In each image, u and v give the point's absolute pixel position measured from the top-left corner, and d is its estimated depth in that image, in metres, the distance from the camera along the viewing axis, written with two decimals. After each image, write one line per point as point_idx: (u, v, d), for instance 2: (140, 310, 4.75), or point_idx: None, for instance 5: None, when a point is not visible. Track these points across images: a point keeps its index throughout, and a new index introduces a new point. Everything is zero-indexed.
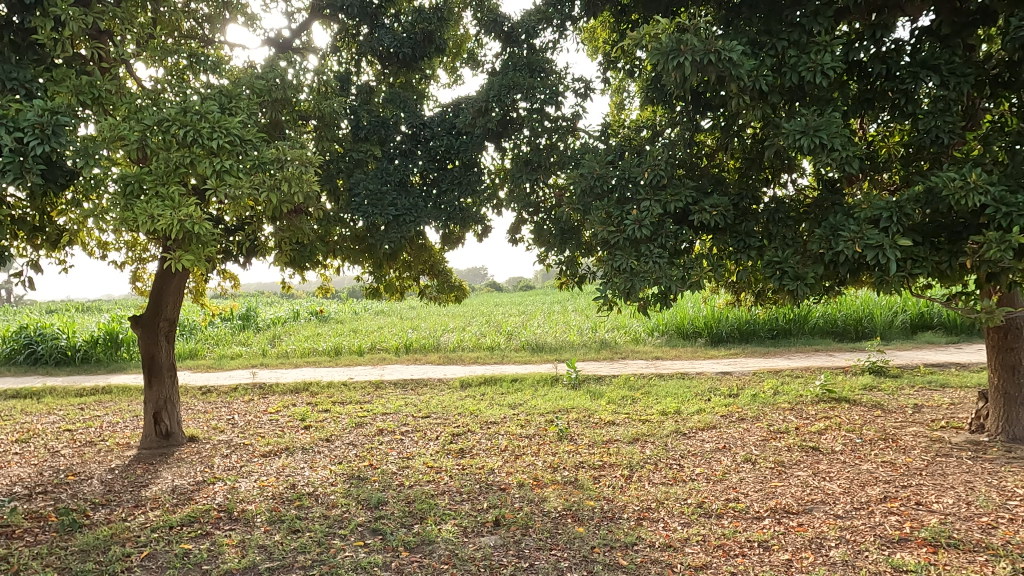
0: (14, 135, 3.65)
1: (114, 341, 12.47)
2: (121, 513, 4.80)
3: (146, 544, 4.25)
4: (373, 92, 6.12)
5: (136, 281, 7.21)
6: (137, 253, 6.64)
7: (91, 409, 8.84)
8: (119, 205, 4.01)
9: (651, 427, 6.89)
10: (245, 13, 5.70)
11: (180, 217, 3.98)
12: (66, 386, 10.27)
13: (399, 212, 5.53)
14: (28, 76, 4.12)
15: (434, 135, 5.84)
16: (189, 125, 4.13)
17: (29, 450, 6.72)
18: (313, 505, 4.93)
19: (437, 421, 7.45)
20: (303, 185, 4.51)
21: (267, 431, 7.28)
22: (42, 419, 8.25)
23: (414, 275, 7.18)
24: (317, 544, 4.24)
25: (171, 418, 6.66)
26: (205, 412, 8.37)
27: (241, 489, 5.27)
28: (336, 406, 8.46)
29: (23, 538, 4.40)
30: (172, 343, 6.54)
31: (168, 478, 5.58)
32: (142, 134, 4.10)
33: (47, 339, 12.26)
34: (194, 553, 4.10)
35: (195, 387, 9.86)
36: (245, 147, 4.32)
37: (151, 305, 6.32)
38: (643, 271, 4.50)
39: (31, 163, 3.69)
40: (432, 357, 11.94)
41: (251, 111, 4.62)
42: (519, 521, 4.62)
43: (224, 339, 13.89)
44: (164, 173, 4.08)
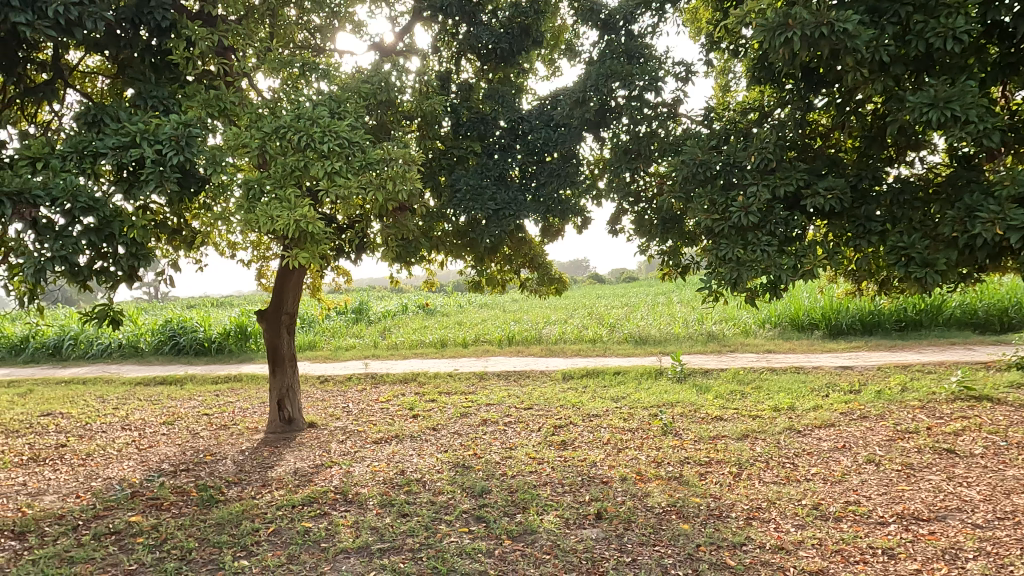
0: (154, 147, 4.02)
1: (243, 334, 13.59)
2: (251, 491, 5.21)
3: (272, 520, 4.55)
4: (472, 89, 6.24)
5: (261, 278, 7.88)
6: (260, 252, 7.27)
7: (225, 396, 9.68)
8: (244, 207, 4.32)
9: (761, 424, 6.59)
10: (352, 21, 5.98)
11: (296, 217, 4.24)
12: (204, 374, 11.32)
13: (498, 207, 5.62)
14: (165, 94, 4.49)
15: (531, 129, 5.91)
16: (303, 130, 4.41)
17: (174, 431, 7.47)
18: (420, 490, 5.12)
19: (539, 412, 7.52)
20: (406, 182, 4.71)
21: (379, 419, 7.66)
22: (184, 404, 9.13)
23: (514, 268, 7.24)
24: (425, 529, 4.37)
25: (293, 405, 7.16)
26: (322, 400, 8.92)
27: (355, 473, 5.58)
28: (442, 396, 8.74)
29: (170, 509, 4.87)
30: (292, 336, 7.01)
31: (291, 461, 6.00)
32: (261, 141, 4.40)
33: (187, 331, 13.59)
34: (314, 531, 4.33)
35: (315, 376, 10.56)
36: (352, 150, 4.58)
37: (274, 300, 6.82)
38: (750, 260, 4.29)
39: (168, 172, 4.03)
40: (534, 350, 12.06)
41: (358, 115, 4.87)
42: (621, 515, 4.57)
43: (340, 331, 14.77)
44: (281, 176, 4.38)
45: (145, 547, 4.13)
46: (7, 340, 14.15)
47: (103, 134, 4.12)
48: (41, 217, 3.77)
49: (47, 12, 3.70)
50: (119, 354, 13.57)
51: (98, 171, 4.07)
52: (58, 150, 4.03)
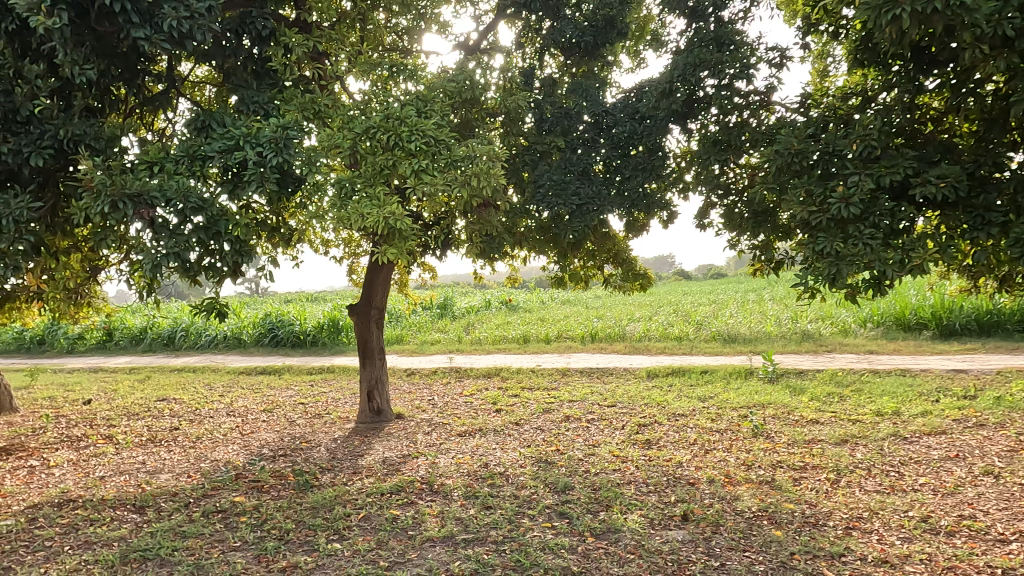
0: (256, 150, 4.26)
1: (335, 327, 14.21)
2: (343, 478, 5.44)
3: (362, 506, 4.72)
4: (556, 84, 6.21)
5: (352, 274, 8.23)
6: (351, 249, 7.63)
7: (319, 386, 10.17)
8: (337, 205, 4.48)
9: (862, 429, 6.20)
10: (438, 22, 6.10)
11: (385, 214, 4.37)
12: (300, 365, 11.93)
13: (581, 202, 5.60)
14: (265, 99, 4.73)
15: (616, 122, 5.82)
16: (391, 130, 4.56)
17: (273, 419, 7.92)
18: (504, 484, 5.17)
19: (623, 410, 7.41)
20: (490, 179, 4.77)
21: (463, 412, 7.80)
22: (282, 393, 9.65)
23: (598, 264, 7.17)
24: (508, 522, 4.40)
25: (381, 397, 7.41)
26: (409, 393, 9.19)
27: (440, 464, 5.71)
28: (525, 392, 8.79)
29: (270, 491, 5.16)
30: (381, 330, 7.26)
31: (380, 451, 6.22)
32: (353, 142, 4.56)
33: (285, 325, 14.36)
34: (402, 518, 4.46)
35: (402, 369, 10.89)
36: (438, 148, 4.68)
37: (364, 295, 7.08)
38: (851, 254, 4.03)
39: (268, 173, 4.26)
40: (617, 347, 11.90)
41: (444, 113, 4.96)
42: (709, 518, 4.43)
43: (425, 326, 15.16)
44: (371, 175, 4.53)
45: (248, 526, 4.39)
46: (128, 331, 15.44)
47: (211, 139, 4.41)
48: (157, 217, 4.07)
49: (162, 26, 3.99)
50: (224, 345, 14.52)
51: (207, 173, 4.35)
52: (172, 154, 4.33)
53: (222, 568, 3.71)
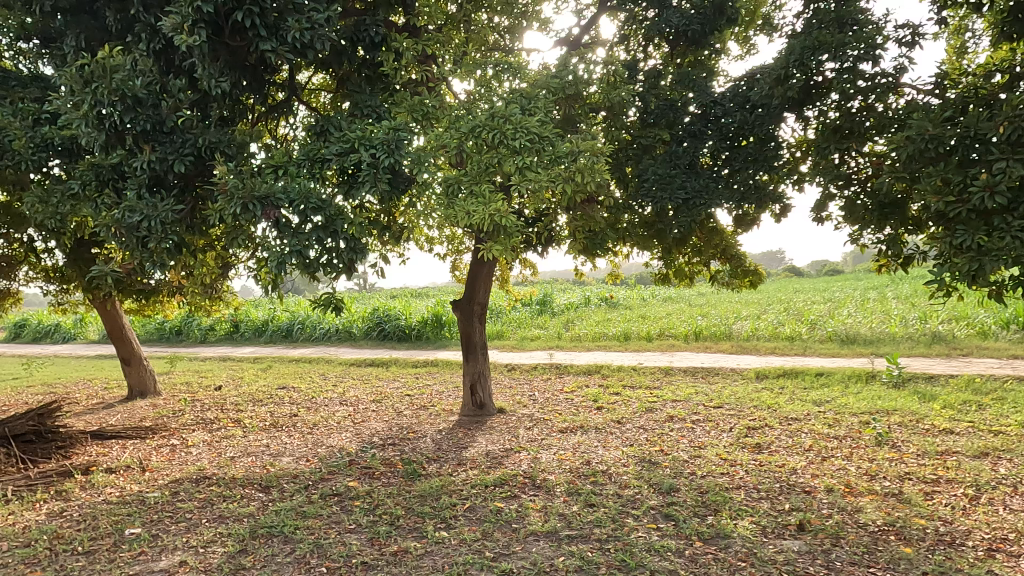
0: (370, 152, 4.45)
1: (439, 322, 14.63)
2: (448, 468, 5.60)
3: (467, 498, 4.83)
4: (660, 75, 6.00)
5: (455, 270, 8.46)
6: (454, 246, 7.86)
7: (424, 379, 10.53)
8: (444, 203, 4.61)
9: (1007, 442, 5.60)
10: (539, 19, 6.12)
11: (490, 212, 4.44)
12: (406, 358, 12.41)
13: (688, 196, 5.42)
14: (377, 103, 4.93)
15: (725, 112, 5.55)
16: (496, 128, 4.61)
17: (382, 409, 8.28)
18: (607, 482, 5.12)
19: (731, 412, 7.13)
20: (595, 174, 4.72)
21: (564, 409, 7.81)
22: (390, 385, 10.08)
23: (704, 260, 6.93)
24: (612, 521, 4.35)
25: (484, 391, 7.55)
26: (510, 387, 9.31)
27: (542, 459, 5.74)
28: (626, 390, 8.67)
29: (381, 478, 5.40)
30: (483, 325, 7.39)
31: (483, 444, 6.34)
32: (459, 141, 4.66)
33: (392, 319, 14.97)
34: (506, 511, 4.52)
35: (503, 364, 11.06)
36: (542, 144, 4.69)
37: (467, 290, 7.23)
38: (996, 248, 3.65)
39: (381, 174, 4.44)
40: (723, 346, 11.47)
41: (547, 110, 4.97)
42: (828, 529, 4.17)
43: (525, 322, 15.31)
44: (477, 174, 4.61)
45: (361, 510, 4.61)
46: (252, 323, 16.69)
47: (330, 143, 4.66)
48: (281, 217, 4.36)
49: (286, 38, 4.24)
50: (336, 337, 15.36)
51: (325, 175, 4.60)
52: (295, 158, 4.62)
53: (339, 548, 3.92)
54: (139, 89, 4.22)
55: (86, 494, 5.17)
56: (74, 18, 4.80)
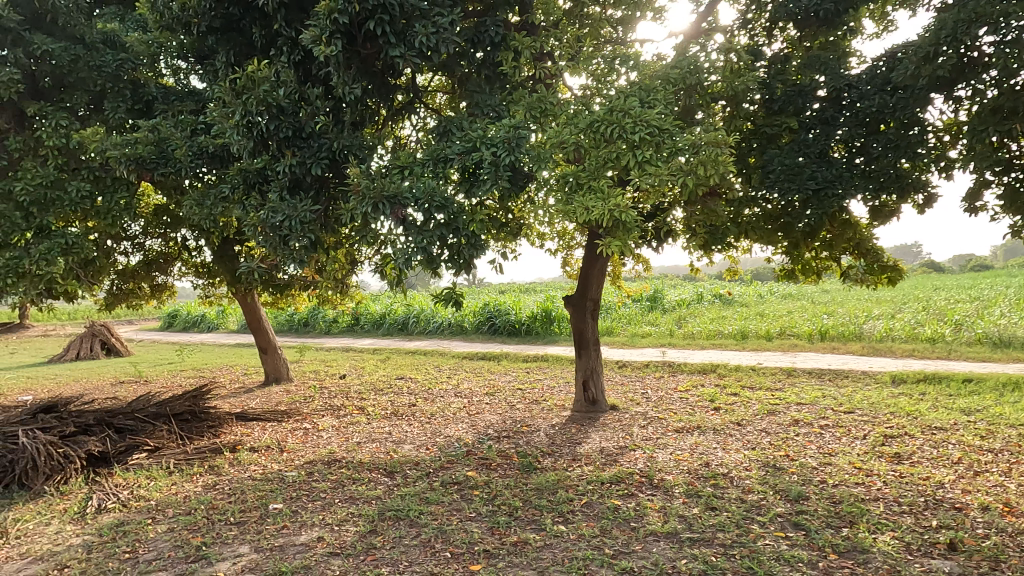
0: (491, 150, 4.54)
1: (548, 317, 14.70)
2: (563, 463, 5.63)
3: (584, 493, 4.83)
4: (788, 60, 5.73)
5: (566, 266, 8.48)
6: (565, 241, 7.88)
7: (535, 373, 10.65)
8: (562, 200, 4.62)
9: None
10: (654, 9, 5.97)
11: (610, 207, 4.40)
12: (516, 352, 12.59)
13: (819, 186, 5.08)
14: (496, 102, 5.03)
15: (862, 96, 5.19)
16: (615, 122, 4.55)
17: (496, 401, 8.47)
18: (728, 486, 4.94)
19: (864, 418, 6.65)
20: (719, 166, 4.55)
21: (679, 408, 7.62)
22: (502, 378, 10.28)
23: (834, 255, 6.50)
24: (735, 526, 4.20)
25: (596, 387, 7.51)
26: (622, 384, 9.21)
27: (659, 459, 5.63)
28: (745, 391, 8.31)
29: (497, 469, 5.53)
30: (596, 320, 7.36)
31: (597, 440, 6.32)
32: (578, 137, 4.64)
33: (502, 314, 15.24)
34: (624, 509, 4.48)
35: (614, 360, 10.95)
36: (662, 137, 4.58)
37: (580, 286, 7.22)
38: None
39: (502, 171, 4.52)
40: (853, 347, 10.69)
41: (667, 102, 4.85)
42: (984, 551, 3.79)
43: (635, 318, 15.06)
44: (595, 169, 4.59)
45: (481, 499, 4.75)
46: (371, 316, 17.59)
47: (452, 142, 4.81)
48: (407, 216, 4.55)
49: (414, 43, 4.43)
50: (449, 331, 15.86)
51: (448, 174, 4.75)
52: (419, 159, 4.80)
53: (462, 535, 4.05)
54: (282, 99, 4.57)
55: (234, 470, 5.68)
56: (224, 36, 5.26)
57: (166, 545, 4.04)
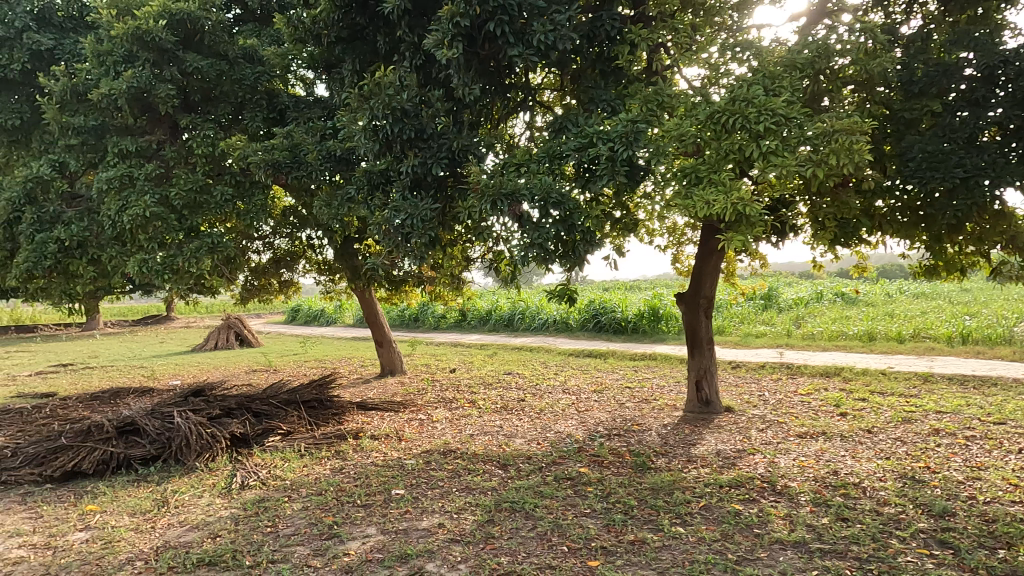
0: (608, 145, 4.51)
1: (655, 315, 14.37)
2: (678, 464, 5.50)
3: (702, 496, 4.69)
4: (929, 39, 5.26)
5: (676, 263, 8.27)
6: (676, 238, 7.68)
7: (643, 372, 10.47)
8: (681, 193, 4.51)
9: None
10: None
11: (732, 200, 4.24)
12: (623, 350, 12.42)
13: (968, 174, 4.60)
14: (611, 97, 4.99)
15: (1019, 73, 4.66)
16: (737, 112, 4.38)
17: (605, 399, 8.40)
18: (861, 496, 4.62)
19: (1018, 430, 6.00)
20: (853, 155, 4.26)
21: (801, 412, 7.22)
22: (609, 376, 10.20)
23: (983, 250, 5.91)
24: (871, 539, 3.92)
25: (710, 387, 7.26)
26: (736, 386, 8.85)
27: (781, 464, 5.37)
28: (875, 396, 7.74)
29: (610, 467, 5.48)
30: (709, 319, 7.11)
31: (713, 442, 6.13)
32: (697, 129, 4.51)
33: (608, 311, 15.08)
34: (746, 515, 4.31)
35: (726, 361, 10.54)
36: (789, 127, 4.35)
37: (693, 283, 7.00)
38: None
39: (619, 166, 4.48)
40: (1002, 352, 9.66)
41: (794, 88, 4.60)
42: None
43: (749, 317, 14.42)
44: (717, 161, 4.44)
45: (595, 496, 4.73)
46: (478, 312, 17.98)
47: (567, 139, 4.82)
48: (524, 212, 4.62)
49: (532, 42, 4.50)
50: (554, 328, 15.91)
51: (564, 171, 4.77)
52: (535, 156, 4.86)
53: (578, 530, 4.07)
54: (406, 102, 4.80)
55: (358, 455, 6.02)
56: (350, 45, 5.57)
57: (302, 522, 4.35)
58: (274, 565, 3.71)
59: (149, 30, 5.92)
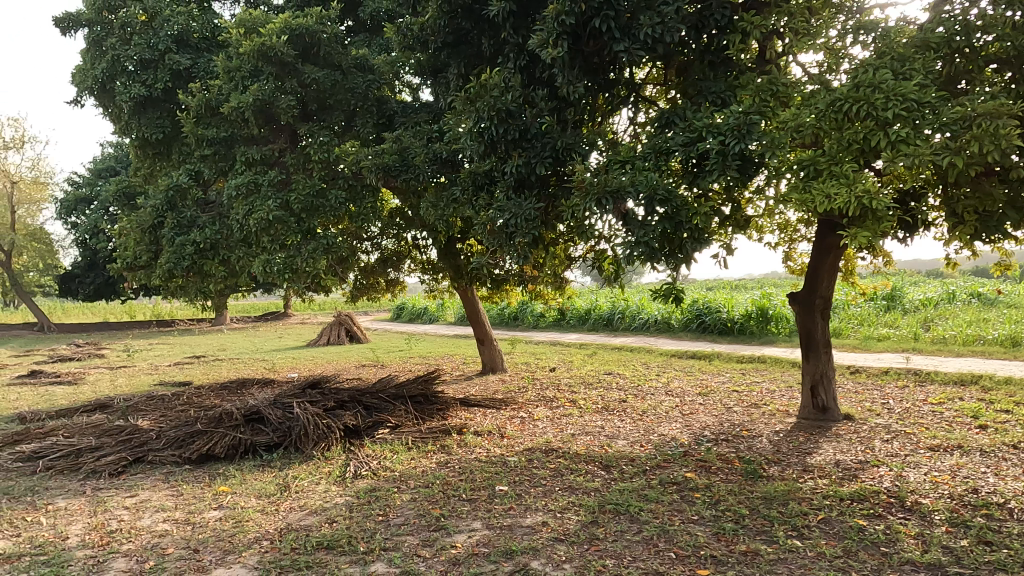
0: (718, 139, 4.34)
1: (764, 316, 13.70)
2: (792, 473, 5.21)
3: (820, 508, 4.42)
4: None
5: (787, 261, 7.84)
6: (788, 234, 7.30)
7: (751, 375, 10.01)
8: (798, 188, 4.26)
9: None
10: None
11: (856, 193, 3.96)
12: (729, 352, 11.94)
13: None
14: (721, 88, 4.81)
15: None
16: (862, 100, 4.08)
17: (710, 403, 8.11)
18: (1007, 518, 4.18)
19: None
20: (999, 141, 3.85)
21: (932, 422, 6.64)
22: (715, 379, 9.83)
23: None
24: (1021, 566, 3.53)
25: (827, 394, 6.81)
26: (856, 392, 8.26)
27: (910, 478, 4.96)
28: (1021, 408, 6.97)
29: (718, 473, 5.29)
30: (827, 320, 6.68)
31: (831, 451, 5.76)
32: (816, 119, 4.25)
33: (712, 312, 14.55)
34: (871, 531, 4.01)
35: (844, 365, 9.88)
36: (922, 112, 4.00)
37: (808, 283, 6.60)
38: None
39: (730, 161, 4.30)
40: None
41: (927, 71, 4.23)
42: None
43: (869, 319, 13.44)
44: (838, 152, 4.16)
45: (703, 502, 4.58)
46: (577, 311, 17.91)
47: (674, 134, 4.69)
48: (628, 211, 4.53)
49: (639, 36, 4.44)
50: (655, 328, 15.57)
51: (671, 167, 4.64)
52: (640, 152, 4.74)
53: (686, 537, 3.95)
54: (510, 103, 4.86)
55: (462, 450, 6.16)
56: (455, 49, 5.71)
57: (411, 513, 4.51)
58: (386, 552, 3.87)
59: (272, 46, 6.35)
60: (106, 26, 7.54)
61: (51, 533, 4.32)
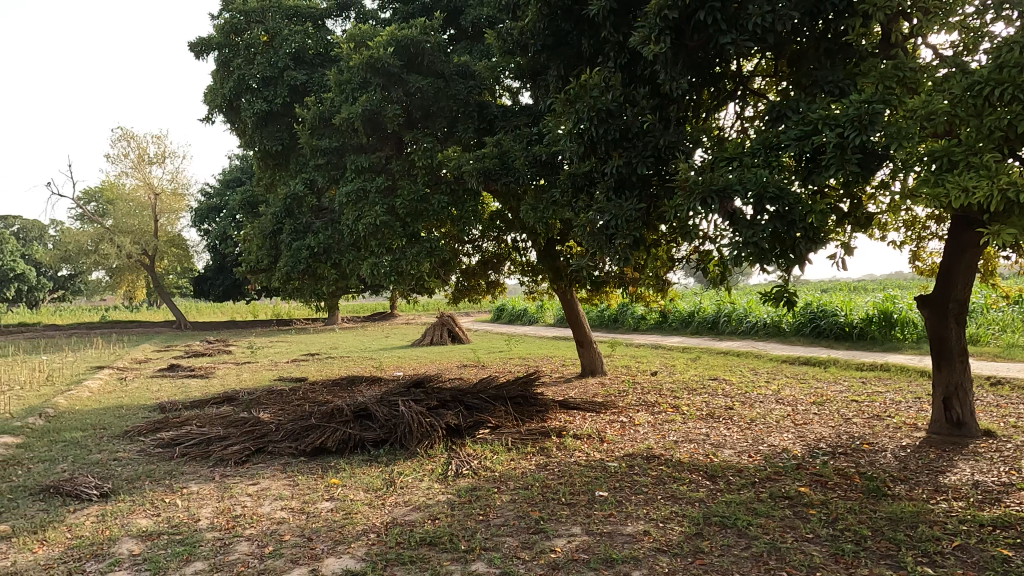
0: (836, 132, 4.05)
1: (887, 320, 12.67)
2: (922, 493, 4.77)
3: (955, 534, 4.01)
4: None
5: (915, 261, 7.20)
6: (915, 232, 6.73)
7: (873, 384, 9.29)
8: (929, 181, 3.88)
9: None
10: None
11: (1000, 186, 3.54)
12: (847, 359, 11.15)
13: None
14: (840, 77, 4.50)
15: None
16: (1006, 82, 3.66)
17: (826, 412, 7.60)
18: None
19: None
20: None
21: None
22: (831, 387, 9.20)
23: None
24: None
25: (963, 407, 6.17)
26: (998, 406, 7.45)
27: None
28: None
29: (835, 489, 4.93)
30: (962, 326, 6.08)
31: (968, 471, 5.23)
32: (951, 106, 3.87)
33: (828, 315, 13.65)
34: (1018, 563, 3.59)
35: (983, 376, 8.94)
36: None
37: (939, 285, 6.03)
38: None
39: (850, 154, 4.01)
40: None
41: None
42: None
43: (1013, 325, 12.10)
44: (977, 141, 3.75)
45: (819, 520, 4.29)
46: (679, 314, 17.40)
47: (786, 128, 4.43)
48: (736, 210, 4.33)
49: (747, 27, 4.24)
50: (764, 332, 14.86)
51: (783, 163, 4.38)
52: (749, 148, 4.52)
53: (800, 556, 3.71)
54: (611, 102, 4.79)
55: (561, 453, 6.13)
56: (555, 51, 5.70)
57: (511, 514, 4.54)
58: (486, 552, 3.91)
59: (379, 58, 6.62)
60: (232, 48, 8.16)
61: (185, 515, 4.73)
